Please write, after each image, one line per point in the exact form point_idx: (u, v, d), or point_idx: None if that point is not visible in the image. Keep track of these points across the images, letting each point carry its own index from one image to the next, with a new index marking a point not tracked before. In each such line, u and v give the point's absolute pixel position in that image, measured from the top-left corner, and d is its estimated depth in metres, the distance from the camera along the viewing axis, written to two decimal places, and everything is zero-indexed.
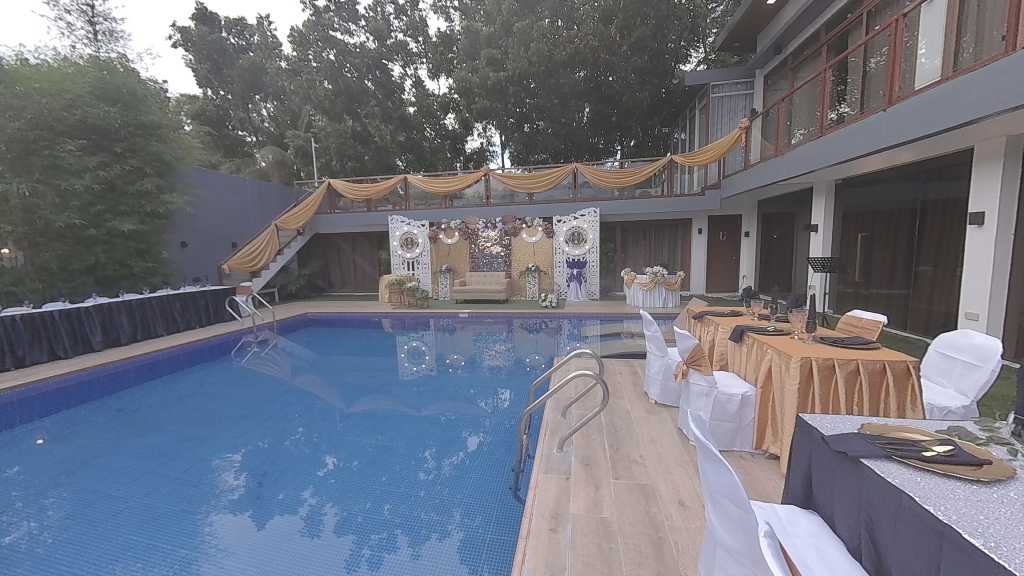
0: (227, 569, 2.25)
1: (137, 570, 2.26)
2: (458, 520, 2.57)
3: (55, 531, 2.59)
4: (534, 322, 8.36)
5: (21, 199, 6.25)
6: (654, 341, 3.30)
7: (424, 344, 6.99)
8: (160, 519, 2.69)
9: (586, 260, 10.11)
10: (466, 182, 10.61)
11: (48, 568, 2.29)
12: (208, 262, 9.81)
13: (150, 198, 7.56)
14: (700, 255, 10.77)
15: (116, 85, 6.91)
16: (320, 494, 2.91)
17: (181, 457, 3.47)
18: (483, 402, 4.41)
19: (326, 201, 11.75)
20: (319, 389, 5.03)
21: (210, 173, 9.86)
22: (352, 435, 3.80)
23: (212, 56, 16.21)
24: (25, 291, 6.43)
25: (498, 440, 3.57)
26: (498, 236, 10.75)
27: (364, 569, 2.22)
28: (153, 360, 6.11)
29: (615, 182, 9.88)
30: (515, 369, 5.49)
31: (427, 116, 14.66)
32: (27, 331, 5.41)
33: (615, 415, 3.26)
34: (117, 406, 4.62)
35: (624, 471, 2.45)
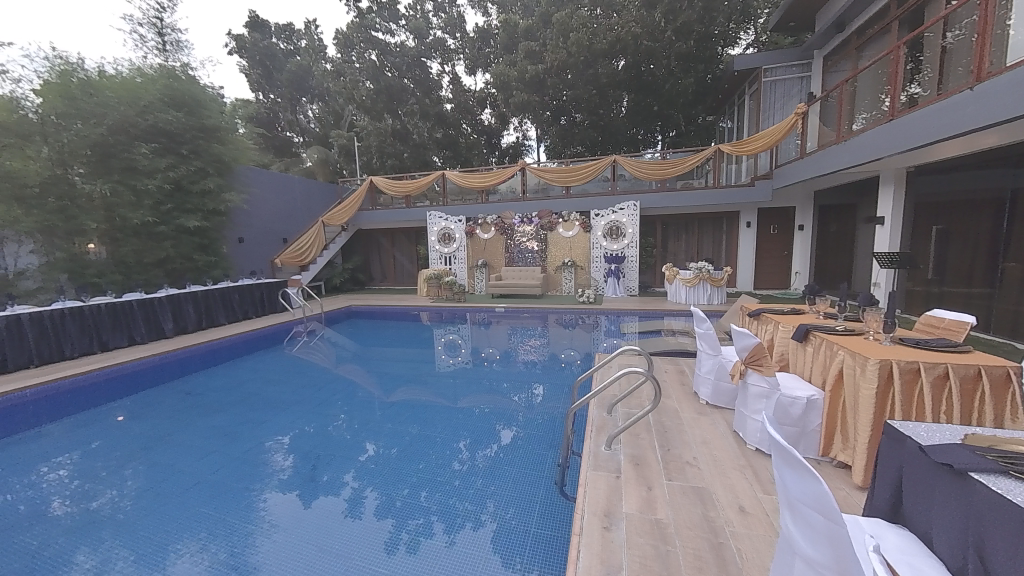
0: (279, 543, 2.39)
1: (201, 539, 2.44)
2: (491, 511, 2.59)
3: (132, 499, 2.85)
4: (570, 318, 8.26)
5: (104, 198, 6.78)
6: (707, 339, 3.21)
7: (460, 338, 7.10)
8: (221, 495, 2.89)
9: (625, 255, 9.84)
10: (502, 177, 10.69)
11: (125, 532, 2.53)
12: (262, 257, 10.44)
13: (211, 196, 8.17)
14: (747, 249, 10.24)
15: (181, 92, 7.50)
16: (361, 478, 3.04)
17: (238, 438, 3.72)
18: (517, 397, 4.40)
19: (367, 197, 12.15)
20: (361, 378, 5.23)
21: (263, 172, 10.47)
22: (391, 422, 3.94)
23: (263, 62, 17.15)
24: (106, 283, 6.91)
25: (532, 434, 3.57)
26: (534, 230, 10.62)
27: (402, 553, 2.29)
28: (214, 347, 6.58)
29: (656, 174, 9.54)
30: (550, 364, 5.46)
31: (464, 113, 15.01)
32: (110, 317, 5.98)
33: (664, 414, 3.17)
34: (183, 388, 5.02)
35: (677, 473, 2.37)
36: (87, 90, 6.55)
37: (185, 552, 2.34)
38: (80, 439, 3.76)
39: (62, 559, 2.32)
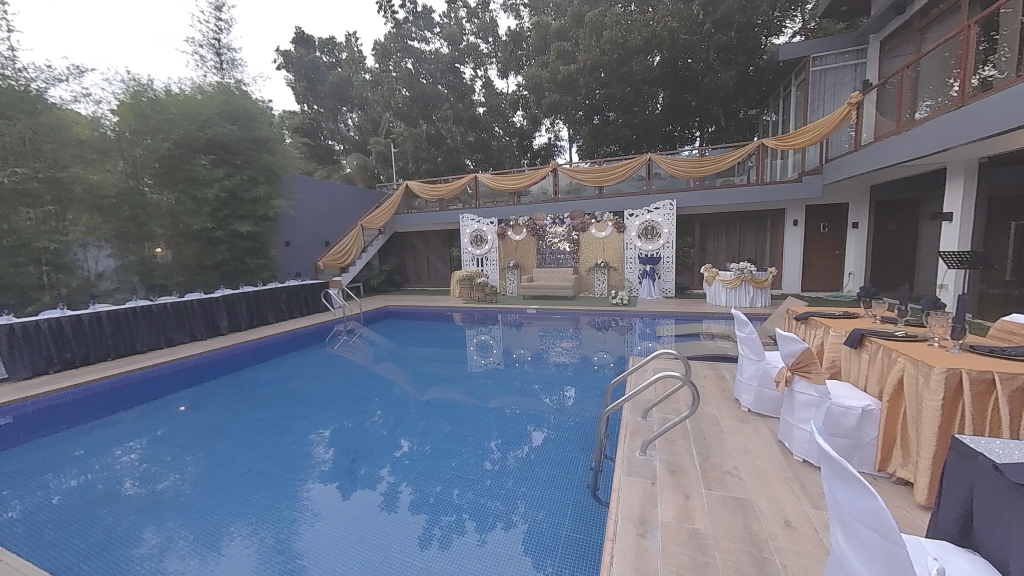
0: (321, 531, 2.53)
1: (250, 524, 2.62)
2: (522, 512, 2.60)
3: (191, 484, 3.10)
4: (603, 320, 8.14)
5: (170, 207, 7.38)
6: (749, 344, 3.10)
7: (492, 338, 7.16)
8: (268, 483, 3.08)
9: (660, 255, 9.57)
10: (534, 179, 10.71)
11: (186, 513, 2.75)
12: (306, 259, 11.03)
13: (261, 203, 8.73)
14: (793, 249, 9.67)
15: (236, 106, 8.07)
16: (396, 473, 3.14)
17: (284, 430, 3.95)
18: (548, 399, 4.39)
19: (403, 201, 12.53)
20: (396, 376, 5.40)
21: (307, 179, 11.09)
22: (424, 420, 4.05)
23: (308, 75, 18.13)
24: (171, 283, 7.56)
25: (564, 436, 3.54)
26: (566, 231, 10.66)
27: (435, 548, 2.34)
28: (263, 344, 7.02)
29: (694, 172, 9.24)
30: (582, 366, 5.40)
31: (496, 116, 15.21)
32: (174, 315, 6.52)
33: (702, 421, 3.06)
34: (236, 382, 5.39)
35: (716, 482, 2.28)
36: (154, 108, 7.18)
37: (237, 535, 2.52)
38: (149, 426, 4.13)
39: (133, 534, 2.55)
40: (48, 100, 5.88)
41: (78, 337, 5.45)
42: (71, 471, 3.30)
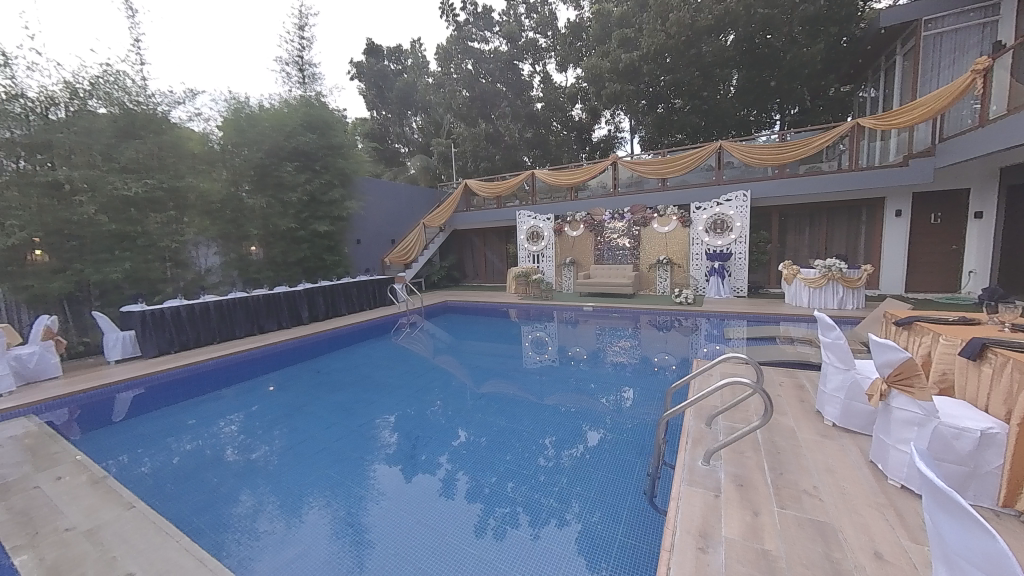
0: (386, 509, 2.72)
1: (326, 497, 2.89)
2: (576, 511, 2.58)
3: (278, 456, 3.50)
4: (665, 320, 7.74)
5: (262, 210, 8.33)
6: (835, 350, 2.78)
7: (547, 335, 7.15)
8: (341, 461, 3.38)
9: (731, 251, 8.87)
10: (592, 173, 10.45)
11: (273, 481, 3.11)
12: (374, 256, 11.84)
13: (336, 205, 9.52)
14: (895, 243, 8.42)
15: (316, 117, 8.86)
16: (453, 461, 3.28)
17: (355, 413, 4.29)
18: (605, 399, 4.28)
19: (462, 200, 12.91)
20: (455, 369, 5.61)
21: (376, 181, 11.90)
22: (480, 412, 4.17)
23: (377, 83, 19.33)
24: (262, 277, 8.53)
25: (621, 438, 3.44)
26: (626, 227, 10.31)
27: (489, 537, 2.41)
28: (337, 334, 7.67)
29: (773, 159, 8.43)
30: (641, 367, 5.18)
31: (555, 111, 15.09)
32: (265, 305, 7.36)
33: (776, 433, 2.79)
34: (314, 368, 5.96)
35: (792, 501, 2.08)
36: (250, 121, 8.13)
37: (315, 505, 2.80)
38: (245, 402, 4.73)
39: (234, 495, 2.95)
40: (170, 120, 6.94)
41: (192, 323, 6.37)
42: (187, 436, 3.89)
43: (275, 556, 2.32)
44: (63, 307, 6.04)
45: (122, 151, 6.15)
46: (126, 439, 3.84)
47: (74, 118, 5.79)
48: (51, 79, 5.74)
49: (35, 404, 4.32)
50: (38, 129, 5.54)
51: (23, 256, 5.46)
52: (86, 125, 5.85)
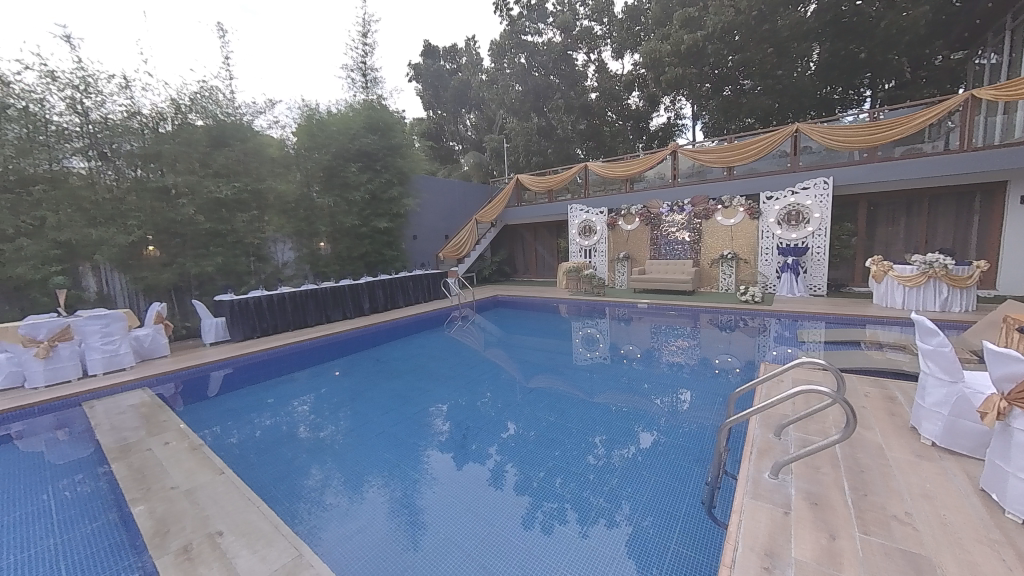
0: (439, 493, 2.83)
1: (383, 477, 3.07)
2: (626, 513, 2.50)
3: (342, 436, 3.77)
4: (728, 319, 7.23)
5: (331, 208, 8.98)
6: (938, 360, 2.42)
7: (599, 332, 6.99)
8: (397, 445, 3.57)
9: (807, 245, 8.06)
10: (650, 163, 9.98)
11: (338, 459, 3.36)
12: (429, 251, 12.30)
13: (395, 202, 10.02)
14: (1018, 235, 7.13)
15: (377, 119, 9.35)
16: (503, 452, 3.33)
17: (410, 401, 4.50)
18: (659, 400, 4.09)
19: (514, 195, 13.00)
20: (505, 362, 5.68)
21: (432, 178, 12.35)
22: (530, 406, 4.19)
23: (433, 83, 19.96)
24: (330, 271, 9.21)
25: (677, 442, 3.27)
26: (686, 219, 9.77)
27: (537, 530, 2.42)
28: (395, 325, 8.09)
29: (862, 140, 7.51)
30: (700, 369, 4.88)
31: (610, 100, 14.63)
32: (332, 297, 7.96)
33: (860, 449, 2.49)
34: (374, 356, 6.33)
35: (878, 527, 1.84)
36: (320, 126, 8.75)
37: (374, 484, 2.98)
38: (315, 385, 5.16)
39: (305, 469, 3.23)
40: (254, 128, 7.70)
41: (271, 312, 7.05)
42: (267, 413, 4.33)
43: (339, 527, 2.50)
44: (170, 296, 6.97)
45: (215, 158, 6.95)
46: (218, 412, 4.35)
47: (178, 130, 6.63)
48: (160, 97, 6.61)
49: (148, 378, 5.04)
50: (151, 141, 6.39)
51: (141, 252, 6.35)
52: (187, 135, 6.66)
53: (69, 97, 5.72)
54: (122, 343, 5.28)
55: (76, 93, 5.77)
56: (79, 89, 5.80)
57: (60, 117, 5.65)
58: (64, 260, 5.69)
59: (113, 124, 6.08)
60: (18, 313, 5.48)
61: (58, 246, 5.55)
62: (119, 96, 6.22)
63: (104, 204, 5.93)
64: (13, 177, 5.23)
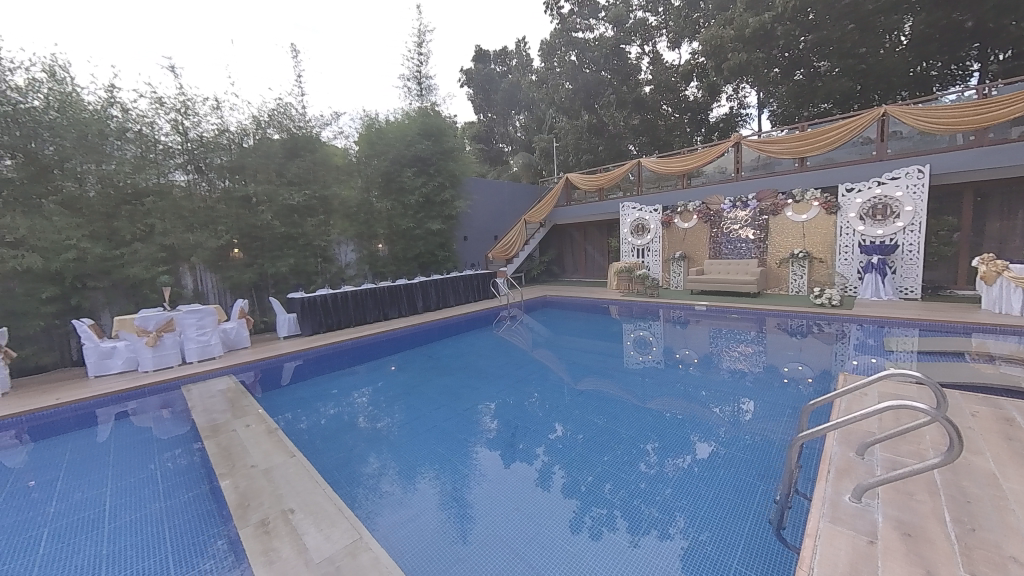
0: (487, 490, 2.87)
1: (434, 471, 3.17)
2: (681, 526, 2.37)
3: (396, 428, 3.96)
4: (799, 324, 6.62)
5: (388, 211, 9.50)
6: None
7: (652, 335, 6.73)
8: (448, 440, 3.67)
9: (897, 242, 7.16)
10: (710, 157, 9.40)
11: (393, 449, 3.53)
12: (479, 251, 12.57)
13: (447, 205, 10.36)
14: None
15: (431, 125, 9.76)
16: (550, 454, 3.30)
17: (460, 398, 4.62)
18: (719, 409, 3.85)
19: (563, 194, 12.88)
20: (553, 363, 5.64)
21: (482, 180, 12.59)
22: (579, 409, 4.12)
23: (484, 87, 20.42)
24: (387, 271, 9.73)
25: (738, 456, 3.05)
26: (750, 216, 9.09)
27: (586, 535, 2.37)
28: (446, 323, 8.35)
29: (967, 122, 6.54)
30: (766, 378, 4.51)
31: (665, 92, 14.13)
32: (388, 295, 8.39)
33: (966, 477, 2.16)
34: (427, 353, 6.57)
35: (991, 568, 1.58)
36: (379, 135, 9.28)
37: (426, 476, 3.10)
38: (372, 378, 5.47)
39: (364, 457, 3.43)
40: (322, 139, 8.35)
41: (335, 308, 7.58)
42: (330, 403, 4.66)
43: (394, 515, 2.63)
44: (251, 294, 7.73)
45: (289, 168, 7.66)
46: (290, 400, 4.76)
47: (259, 145, 7.37)
48: (244, 116, 7.41)
49: (233, 366, 5.64)
50: (237, 155, 7.19)
51: (228, 254, 7.13)
52: (266, 149, 7.40)
53: (173, 120, 6.58)
54: (212, 335, 5.96)
55: (178, 115, 6.64)
56: (181, 112, 6.67)
57: (166, 138, 6.51)
58: (168, 261, 6.48)
59: (206, 141, 6.90)
60: (133, 308, 6.27)
61: (164, 250, 6.36)
62: (212, 116, 7.06)
63: (199, 212, 6.74)
64: (130, 191, 6.03)
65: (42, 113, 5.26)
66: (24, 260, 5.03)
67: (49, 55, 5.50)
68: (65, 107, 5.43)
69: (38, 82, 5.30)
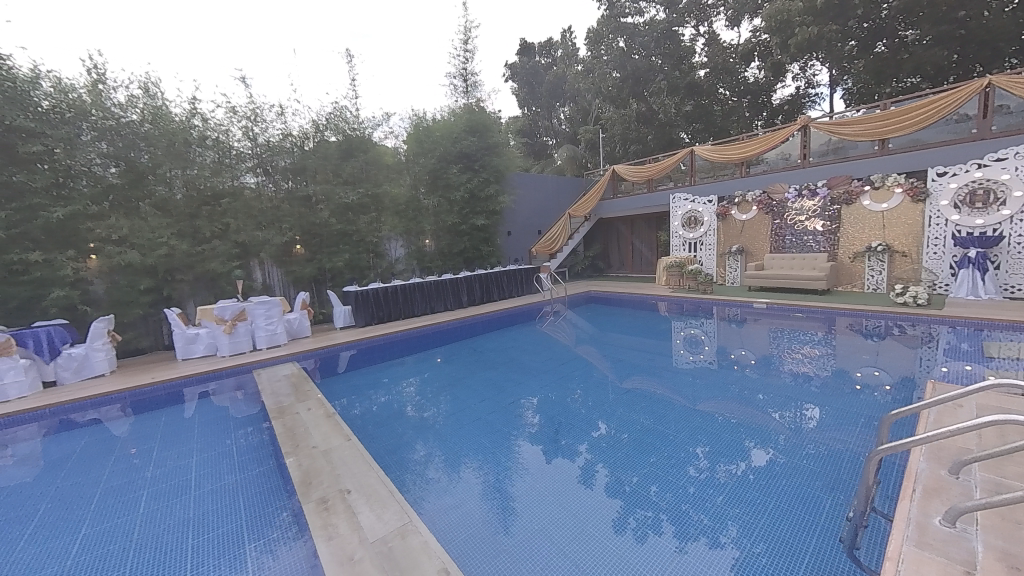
0: (528, 484, 2.88)
1: (477, 461, 3.23)
2: (733, 535, 2.24)
3: (441, 418, 4.08)
4: (876, 325, 5.97)
5: (435, 208, 9.77)
6: None
7: (704, 333, 6.38)
8: (491, 432, 3.73)
9: (999, 232, 6.30)
10: (772, 143, 8.69)
11: (438, 439, 3.64)
12: (523, 246, 12.59)
13: (492, 200, 10.45)
14: None
15: (476, 121, 9.90)
16: (593, 451, 3.25)
17: (503, 392, 4.66)
18: (778, 415, 3.57)
19: (609, 186, 12.51)
20: (597, 360, 5.53)
21: (526, 174, 12.52)
22: (623, 408, 4.00)
23: (528, 80, 20.31)
24: (434, 266, 10.04)
25: (800, 466, 2.81)
26: (819, 205, 8.28)
27: (629, 537, 2.30)
28: (489, 318, 8.45)
29: None
30: (835, 383, 4.10)
31: (722, 74, 13.30)
32: (435, 289, 8.66)
33: None
34: (470, 346, 6.68)
35: None
36: (427, 133, 9.55)
37: (469, 466, 3.16)
38: (419, 369, 5.67)
39: (411, 444, 3.58)
40: (374, 140, 8.72)
41: (387, 301, 7.94)
42: (381, 391, 4.90)
43: (438, 500, 2.72)
44: (312, 287, 8.29)
45: (345, 168, 8.07)
46: (345, 387, 5.06)
47: (317, 147, 7.84)
48: (305, 120, 7.90)
49: (296, 354, 6.09)
50: (299, 157, 7.70)
51: (291, 250, 7.69)
52: (324, 151, 7.85)
53: (244, 126, 7.17)
54: (279, 324, 6.46)
55: (249, 122, 7.22)
56: (250, 119, 7.25)
57: (238, 143, 7.09)
58: (242, 257, 7.13)
59: (273, 145, 7.44)
60: (213, 298, 6.96)
61: (237, 246, 7.00)
62: (278, 121, 7.61)
63: (267, 211, 7.32)
64: (209, 193, 6.70)
65: (139, 125, 6.02)
66: (126, 255, 5.75)
67: (143, 73, 6.25)
68: (157, 119, 6.16)
69: (135, 98, 6.08)
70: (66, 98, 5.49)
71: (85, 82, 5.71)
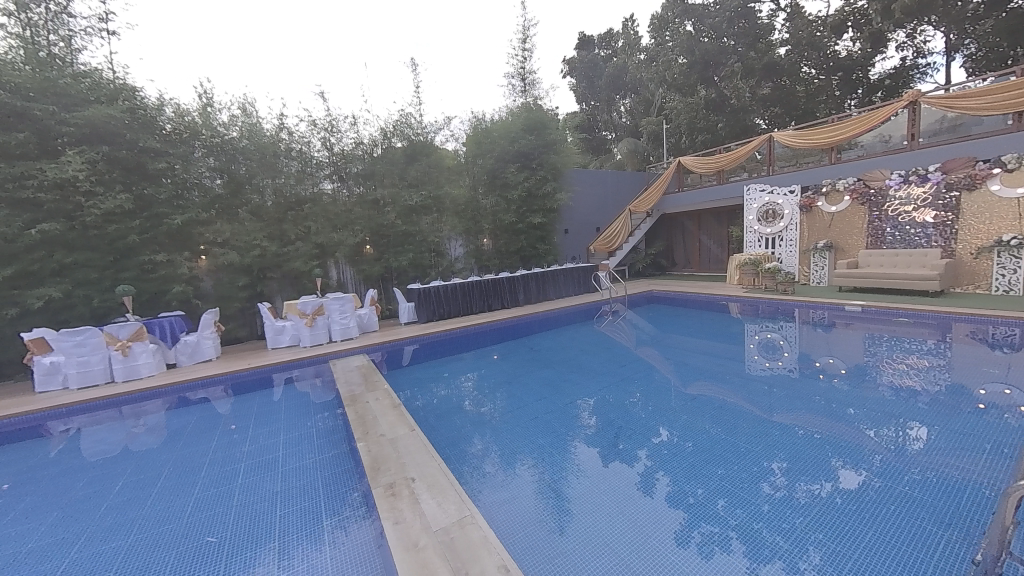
0: (584, 486, 2.82)
1: (532, 459, 3.22)
2: (816, 563, 2.00)
3: (498, 414, 4.14)
4: (1006, 334, 5.02)
5: (493, 208, 9.94)
6: None
7: (783, 338, 5.80)
8: (546, 430, 3.71)
9: None
10: (869, 125, 7.68)
11: (494, 434, 3.70)
12: (580, 245, 12.36)
13: (549, 198, 10.40)
14: None
15: (533, 119, 9.91)
16: (654, 458, 3.10)
17: (560, 391, 4.61)
18: (875, 433, 3.12)
19: (674, 180, 11.84)
20: (659, 363, 5.26)
21: (584, 170, 12.24)
22: (688, 415, 3.76)
23: (587, 74, 19.89)
24: (492, 264, 10.25)
25: (902, 492, 2.44)
26: (930, 193, 7.13)
27: (693, 551, 2.16)
28: (546, 317, 8.41)
29: None
30: (950, 401, 3.49)
31: (808, 49, 12.12)
32: (492, 287, 8.80)
33: None
34: (527, 345, 6.70)
35: None
36: (485, 133, 9.76)
37: (524, 463, 3.18)
38: (476, 366, 5.80)
39: (468, 437, 3.67)
40: (436, 143, 9.08)
41: (447, 299, 8.24)
42: (441, 385, 5.10)
43: (493, 494, 2.77)
44: (380, 284, 8.84)
45: (409, 171, 8.50)
46: (408, 379, 5.34)
47: (384, 153, 8.34)
48: (374, 128, 8.36)
49: (365, 347, 6.54)
50: (368, 163, 8.24)
51: (361, 251, 8.27)
52: (390, 156, 8.35)
53: (322, 137, 7.82)
54: (351, 319, 6.98)
55: (326, 133, 7.86)
56: (327, 130, 7.87)
57: (317, 153, 7.76)
58: (320, 257, 7.81)
59: (346, 153, 8.04)
60: (296, 294, 7.71)
61: (316, 247, 7.67)
62: (351, 131, 8.17)
63: (341, 214, 7.93)
64: (294, 200, 7.45)
65: (238, 141, 6.86)
66: (228, 256, 6.59)
67: (241, 95, 7.09)
68: (252, 135, 6.96)
69: (235, 117, 6.94)
70: (184, 121, 6.42)
71: (197, 106, 6.63)
